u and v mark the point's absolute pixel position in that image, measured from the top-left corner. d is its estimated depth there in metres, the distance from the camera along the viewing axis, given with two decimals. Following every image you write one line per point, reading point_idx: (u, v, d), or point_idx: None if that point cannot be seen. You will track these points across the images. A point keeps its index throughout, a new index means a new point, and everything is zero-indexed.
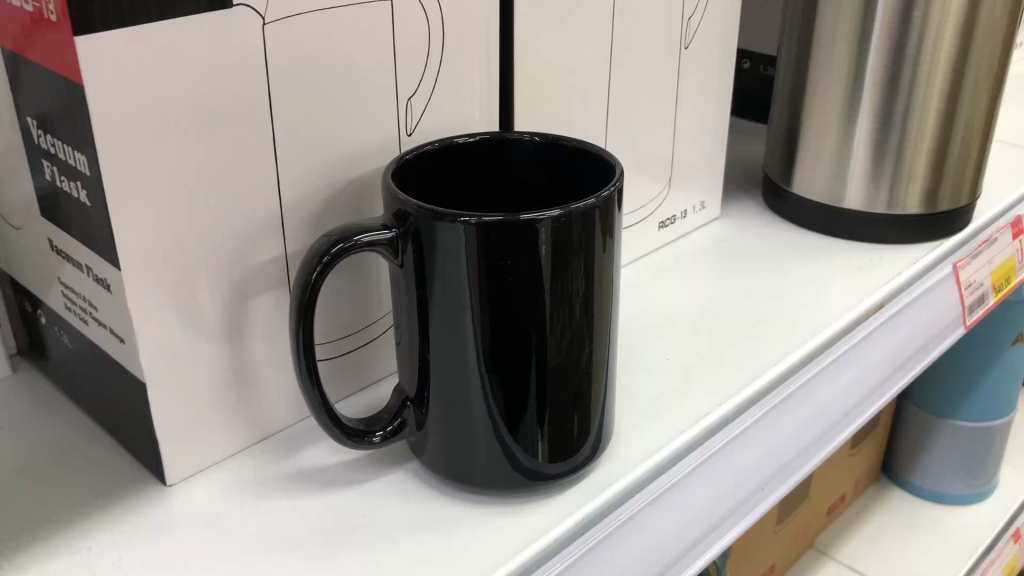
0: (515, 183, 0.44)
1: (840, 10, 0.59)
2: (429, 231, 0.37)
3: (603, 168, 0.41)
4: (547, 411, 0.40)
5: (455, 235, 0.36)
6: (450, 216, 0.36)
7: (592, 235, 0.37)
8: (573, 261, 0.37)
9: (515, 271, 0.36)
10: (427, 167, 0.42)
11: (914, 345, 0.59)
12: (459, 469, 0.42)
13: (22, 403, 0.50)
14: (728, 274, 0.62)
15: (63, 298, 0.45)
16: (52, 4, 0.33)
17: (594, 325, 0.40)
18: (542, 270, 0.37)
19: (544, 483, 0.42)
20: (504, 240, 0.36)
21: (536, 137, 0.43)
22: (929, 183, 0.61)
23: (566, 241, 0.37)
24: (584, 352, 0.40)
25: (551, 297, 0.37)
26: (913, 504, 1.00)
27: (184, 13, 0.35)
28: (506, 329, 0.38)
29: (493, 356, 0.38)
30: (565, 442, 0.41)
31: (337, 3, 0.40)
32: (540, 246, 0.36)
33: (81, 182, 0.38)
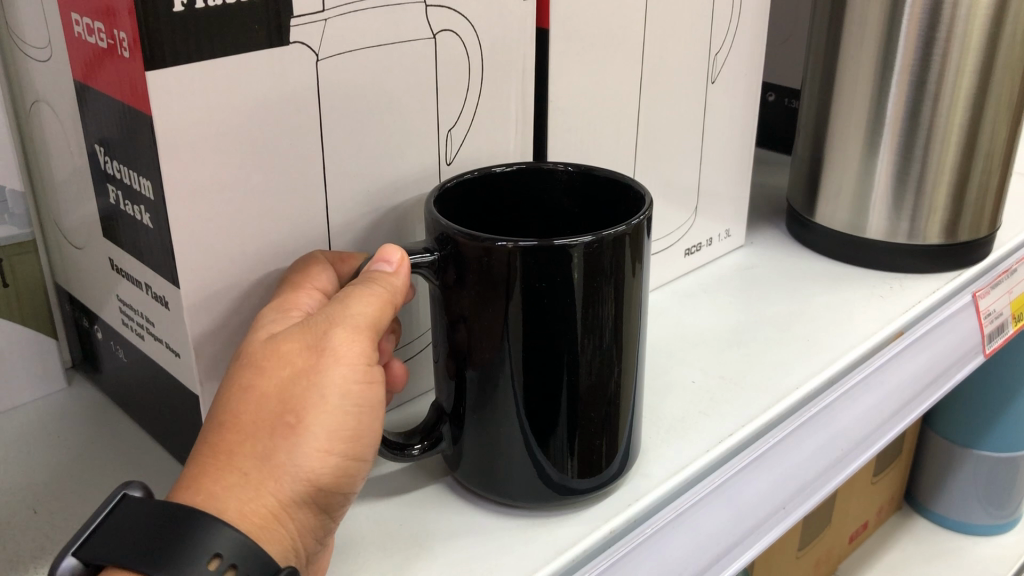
0: (550, 210, 0.46)
1: (863, 46, 0.61)
2: (468, 254, 0.39)
3: (634, 196, 0.43)
4: (579, 429, 0.42)
5: (492, 257, 0.38)
6: (489, 241, 0.38)
7: (622, 260, 0.40)
8: (604, 285, 0.39)
9: (549, 293, 0.39)
10: (465, 193, 0.44)
11: (937, 370, 0.60)
12: (493, 483, 0.44)
13: (76, 415, 0.53)
14: (752, 301, 0.64)
15: (121, 313, 0.47)
16: (125, 41, 0.36)
17: (624, 348, 0.42)
18: (575, 292, 0.39)
19: (573, 497, 0.43)
20: (540, 265, 0.38)
21: (569, 167, 0.45)
22: (950, 214, 0.63)
23: (598, 267, 0.39)
24: (614, 372, 0.42)
25: (583, 319, 0.40)
26: (938, 533, 1.00)
27: (246, 50, 0.38)
28: (539, 349, 0.40)
29: (526, 374, 0.40)
30: (593, 459, 0.43)
31: (385, 41, 0.42)
32: (574, 270, 0.38)
33: (143, 206, 0.40)
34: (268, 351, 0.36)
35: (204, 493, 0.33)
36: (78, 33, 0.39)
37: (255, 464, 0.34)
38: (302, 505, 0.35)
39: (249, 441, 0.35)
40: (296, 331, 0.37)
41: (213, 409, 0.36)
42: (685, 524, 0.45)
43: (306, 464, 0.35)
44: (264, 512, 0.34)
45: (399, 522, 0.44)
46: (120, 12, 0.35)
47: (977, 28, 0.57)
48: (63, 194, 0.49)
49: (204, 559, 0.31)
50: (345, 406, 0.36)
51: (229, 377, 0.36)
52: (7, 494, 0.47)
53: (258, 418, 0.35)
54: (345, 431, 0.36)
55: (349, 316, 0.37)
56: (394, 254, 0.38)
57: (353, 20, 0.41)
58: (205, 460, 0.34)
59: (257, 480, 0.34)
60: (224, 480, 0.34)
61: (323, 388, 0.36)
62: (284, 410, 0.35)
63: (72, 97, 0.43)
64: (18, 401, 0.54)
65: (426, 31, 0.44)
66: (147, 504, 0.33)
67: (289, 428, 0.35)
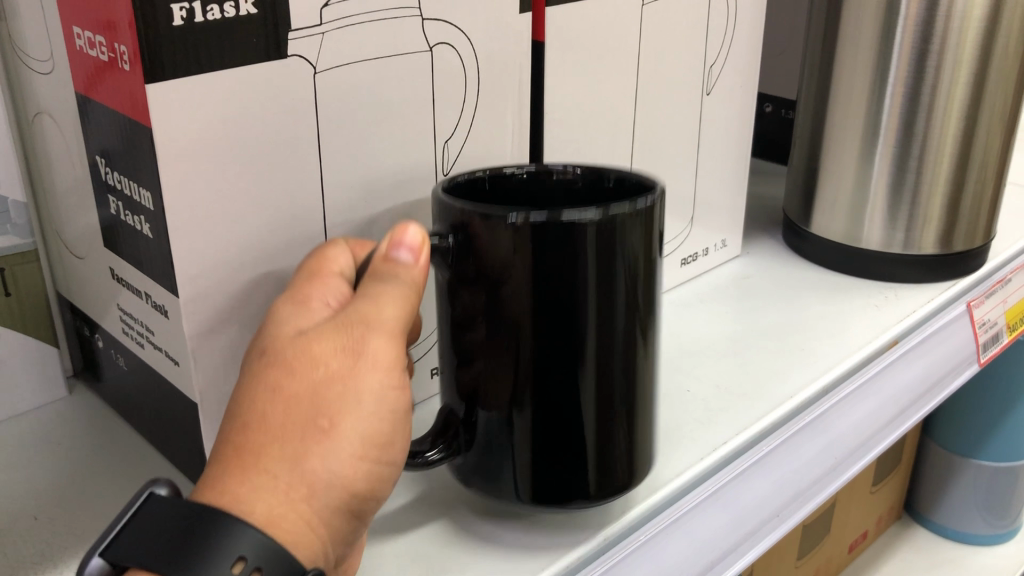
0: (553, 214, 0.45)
1: (858, 57, 0.61)
2: (478, 232, 0.37)
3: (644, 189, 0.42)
4: (593, 428, 0.40)
5: (503, 235, 0.37)
6: (499, 216, 0.36)
7: (634, 241, 0.38)
8: (616, 266, 0.37)
9: (561, 272, 0.37)
10: (473, 191, 0.43)
11: (931, 379, 0.61)
12: (502, 488, 0.42)
13: (77, 423, 0.54)
14: (749, 310, 0.64)
15: (121, 323, 0.48)
16: (125, 54, 0.36)
17: (638, 344, 0.40)
18: (587, 276, 0.37)
19: (588, 502, 0.41)
20: (551, 241, 0.36)
21: (579, 169, 0.44)
22: (945, 224, 0.63)
23: (611, 250, 0.37)
24: (628, 364, 0.40)
25: (596, 303, 0.38)
26: (937, 543, 1.00)
27: (245, 62, 0.38)
28: (553, 336, 0.38)
29: (540, 368, 0.38)
30: (610, 459, 0.41)
31: (382, 54, 0.43)
32: (585, 247, 0.37)
33: (143, 216, 0.41)
34: (297, 348, 0.35)
35: (229, 500, 0.31)
36: (79, 46, 0.40)
37: (287, 469, 0.32)
38: (331, 513, 0.33)
39: (280, 445, 0.32)
40: (329, 329, 0.35)
41: (237, 410, 0.34)
42: (679, 531, 0.45)
43: (338, 472, 0.33)
44: (294, 521, 0.32)
45: (396, 532, 0.45)
46: (121, 26, 0.36)
47: (970, 40, 0.57)
48: (64, 204, 0.49)
49: (228, 564, 0.30)
50: (379, 412, 0.35)
51: (254, 376, 0.34)
52: (8, 503, 0.47)
53: (289, 420, 0.33)
54: (378, 438, 0.35)
55: (379, 312, 0.36)
56: (413, 235, 0.37)
57: (350, 33, 0.41)
58: (230, 465, 0.32)
59: (288, 487, 0.32)
60: (253, 484, 0.32)
61: (360, 392, 0.34)
62: (318, 413, 0.33)
63: (74, 110, 0.43)
64: (19, 409, 0.55)
65: (422, 44, 0.44)
66: (170, 505, 0.32)
67: (322, 431, 0.33)
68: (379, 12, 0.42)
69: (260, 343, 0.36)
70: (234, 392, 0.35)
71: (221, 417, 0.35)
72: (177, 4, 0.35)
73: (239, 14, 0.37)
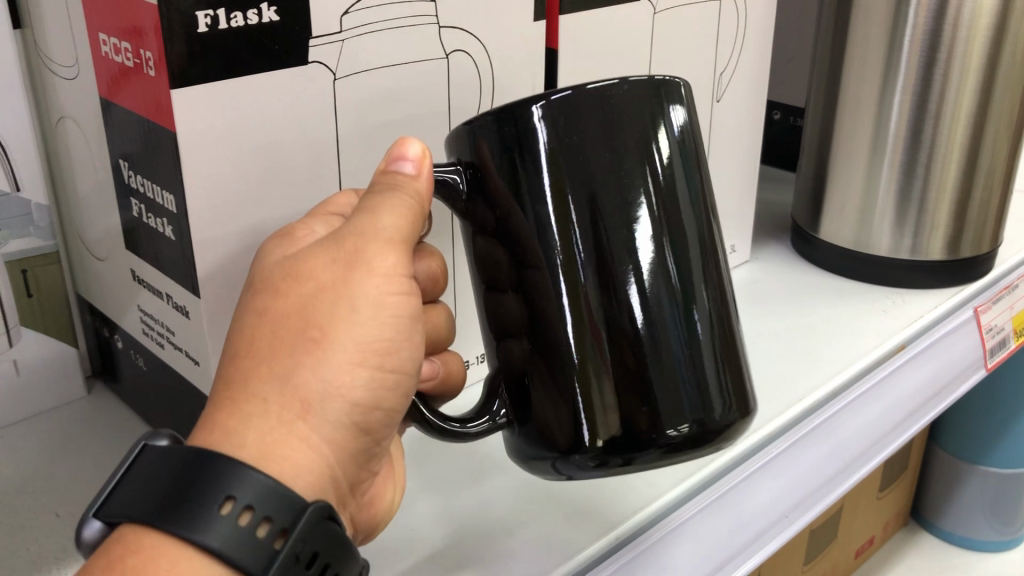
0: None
1: (866, 65, 0.62)
2: (501, 127, 0.35)
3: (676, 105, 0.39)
4: (669, 336, 0.35)
5: (529, 128, 0.34)
6: (520, 102, 0.34)
7: (663, 117, 0.35)
8: (651, 143, 0.35)
9: (591, 151, 0.34)
10: None
11: (937, 385, 0.62)
12: (577, 442, 0.37)
13: (96, 423, 0.55)
14: (758, 314, 0.65)
15: (141, 323, 0.49)
16: (151, 60, 0.37)
17: (692, 246, 0.36)
18: (621, 154, 0.34)
19: (666, 435, 0.36)
20: (575, 118, 0.34)
21: None
22: (952, 230, 0.64)
23: (645, 126, 0.35)
24: (686, 263, 0.36)
25: (638, 189, 0.35)
26: (943, 549, 1.01)
27: (268, 68, 0.39)
28: (595, 234, 0.34)
29: (598, 273, 0.35)
30: (684, 379, 0.36)
31: (399, 62, 0.44)
32: (614, 121, 0.34)
33: (165, 218, 0.42)
34: (286, 271, 0.36)
35: (219, 433, 0.32)
36: (104, 52, 0.41)
37: (278, 387, 0.33)
38: (328, 430, 0.34)
39: (269, 364, 0.33)
40: (320, 248, 0.36)
41: (228, 345, 0.35)
42: (687, 532, 0.45)
43: (332, 382, 0.34)
44: (291, 438, 0.33)
45: (411, 530, 0.46)
46: (147, 32, 0.36)
47: (977, 48, 0.58)
48: (86, 207, 0.50)
49: (217, 504, 0.30)
50: (377, 318, 0.35)
51: (246, 307, 0.36)
52: (29, 500, 0.48)
53: (276, 341, 0.34)
54: (376, 346, 0.36)
55: (371, 222, 0.36)
56: (414, 148, 0.37)
57: (369, 40, 0.42)
58: (223, 398, 0.33)
59: (278, 407, 0.33)
60: (245, 412, 0.33)
61: (351, 299, 0.35)
62: (307, 324, 0.34)
63: (97, 113, 0.44)
64: (38, 410, 0.55)
65: (439, 51, 0.45)
66: (161, 456, 0.32)
67: (313, 341, 0.34)
68: (397, 20, 0.43)
69: (255, 275, 0.37)
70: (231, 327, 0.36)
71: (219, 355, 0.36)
72: (203, 11, 0.36)
73: (262, 22, 0.38)
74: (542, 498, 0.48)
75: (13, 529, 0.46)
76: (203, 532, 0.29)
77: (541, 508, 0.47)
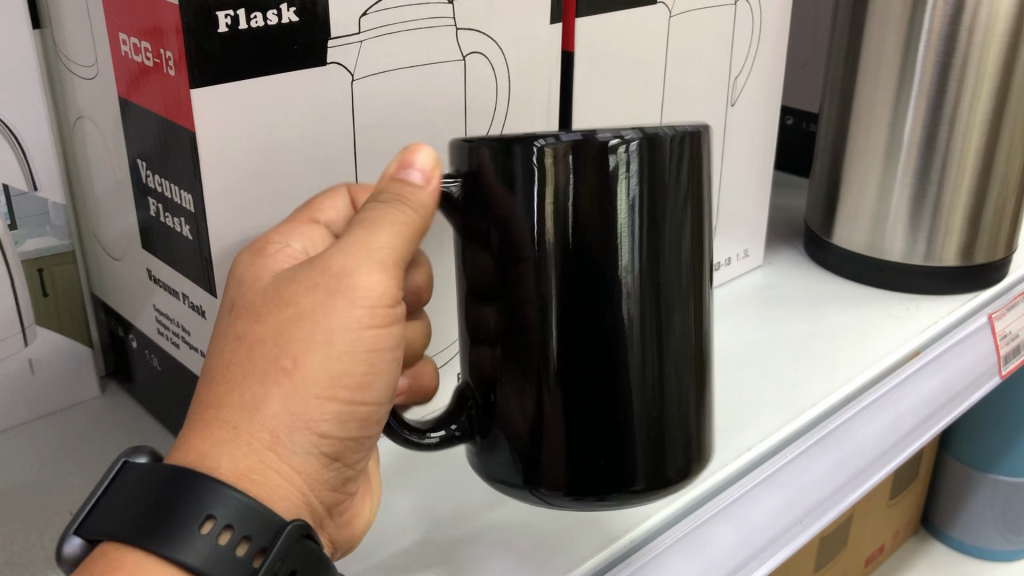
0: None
1: (881, 69, 0.62)
2: (505, 161, 0.33)
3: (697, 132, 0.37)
4: (645, 393, 0.35)
5: (532, 164, 0.32)
6: (526, 138, 0.32)
7: (677, 170, 0.34)
8: (657, 199, 0.33)
9: (595, 203, 0.32)
10: None
11: (951, 391, 0.61)
12: (534, 480, 0.37)
13: (110, 422, 0.55)
14: (770, 319, 0.65)
15: (157, 323, 0.49)
16: (171, 60, 0.37)
17: (680, 300, 0.35)
18: (624, 208, 0.33)
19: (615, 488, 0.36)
20: (577, 167, 0.32)
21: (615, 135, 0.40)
22: (965, 237, 0.64)
23: (649, 183, 0.33)
24: (669, 317, 0.35)
25: (635, 244, 0.33)
26: (953, 558, 1.00)
27: (288, 67, 0.39)
28: (581, 285, 0.33)
29: (583, 323, 0.34)
30: (645, 435, 0.35)
31: (417, 63, 0.44)
32: (624, 175, 0.32)
33: (183, 218, 0.42)
34: (270, 293, 0.35)
35: (194, 455, 0.33)
36: (124, 52, 0.41)
37: (246, 416, 0.33)
38: (298, 460, 0.34)
39: (239, 390, 0.33)
40: (303, 269, 0.35)
41: (209, 364, 0.35)
42: (704, 535, 0.45)
43: (302, 414, 0.34)
44: (258, 469, 0.33)
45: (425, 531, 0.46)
46: (168, 33, 0.37)
47: (992, 54, 0.58)
48: (103, 206, 0.50)
49: (198, 523, 0.30)
50: (354, 350, 0.35)
51: (229, 326, 0.35)
52: (41, 499, 0.48)
53: (251, 366, 0.34)
54: (351, 379, 0.35)
55: (362, 239, 0.35)
56: (423, 159, 0.36)
57: (387, 42, 0.42)
58: (199, 418, 0.33)
59: (246, 437, 0.33)
60: (214, 439, 0.33)
61: (328, 331, 0.34)
62: (282, 352, 0.34)
63: (116, 113, 0.45)
64: (53, 408, 0.56)
65: (455, 53, 0.45)
66: (141, 473, 0.32)
67: (285, 370, 0.33)
68: (414, 22, 0.43)
69: (236, 286, 0.37)
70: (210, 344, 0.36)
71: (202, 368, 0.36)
72: (223, 12, 0.36)
73: (281, 23, 0.38)
74: None
75: (25, 528, 0.46)
76: (181, 550, 0.30)
77: (553, 513, 0.47)
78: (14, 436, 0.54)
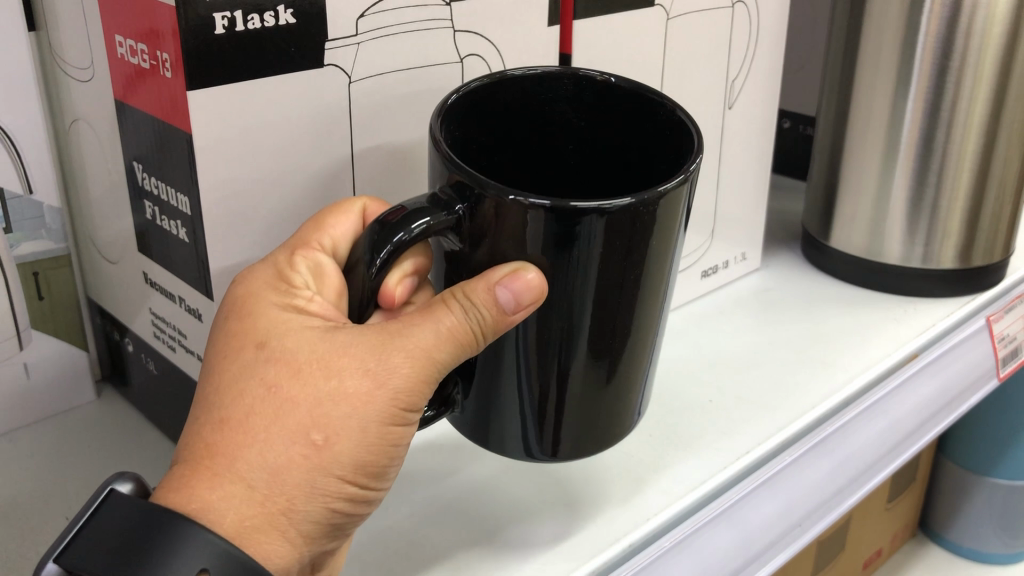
0: (560, 129, 0.42)
1: (879, 71, 0.62)
2: (490, 209, 0.33)
3: (687, 139, 0.38)
4: (589, 412, 0.38)
5: (506, 214, 0.32)
6: (495, 192, 0.32)
7: (658, 224, 0.34)
8: (635, 252, 0.34)
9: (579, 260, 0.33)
10: (482, 99, 0.39)
11: (949, 394, 0.61)
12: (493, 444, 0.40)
13: (107, 426, 0.54)
14: (769, 323, 0.65)
15: (153, 326, 0.49)
16: (168, 61, 0.37)
17: (643, 323, 0.37)
18: (602, 263, 0.33)
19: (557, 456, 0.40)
20: (555, 229, 0.32)
21: (611, 78, 0.40)
22: (964, 239, 0.64)
23: (621, 243, 0.33)
24: (631, 337, 0.37)
25: (608, 288, 0.34)
26: (952, 562, 1.00)
27: (285, 69, 0.39)
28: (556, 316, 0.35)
29: (540, 354, 0.36)
30: (591, 421, 0.39)
31: (414, 65, 0.44)
32: (602, 239, 0.33)
33: (181, 221, 0.42)
34: (306, 357, 0.34)
35: (198, 504, 0.32)
36: (121, 53, 0.41)
37: (265, 477, 0.32)
38: (303, 527, 0.33)
39: (261, 448, 0.32)
40: (344, 341, 0.34)
41: (220, 400, 0.34)
42: (704, 538, 0.45)
43: (319, 487, 0.33)
44: (266, 528, 0.32)
45: (421, 534, 0.45)
46: (164, 34, 0.36)
47: (989, 56, 0.58)
48: (99, 209, 0.50)
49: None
50: (378, 439, 0.34)
51: (252, 365, 0.34)
52: (37, 505, 0.48)
53: (277, 426, 0.33)
54: (369, 467, 0.34)
55: (419, 334, 0.34)
56: (526, 283, 0.33)
57: (384, 44, 0.42)
58: (206, 461, 0.32)
59: (259, 496, 0.32)
60: (222, 488, 0.32)
61: (361, 421, 0.33)
62: (315, 426, 0.33)
63: (112, 115, 0.44)
64: (48, 413, 0.55)
65: (453, 55, 0.45)
66: (129, 506, 0.32)
67: (314, 445, 0.33)
68: (411, 24, 0.43)
69: (255, 328, 0.35)
70: (217, 368, 0.35)
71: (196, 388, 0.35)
72: (221, 13, 0.36)
73: (279, 24, 0.38)
74: (556, 491, 0.48)
75: (19, 535, 0.46)
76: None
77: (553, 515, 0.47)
78: (9, 442, 0.53)
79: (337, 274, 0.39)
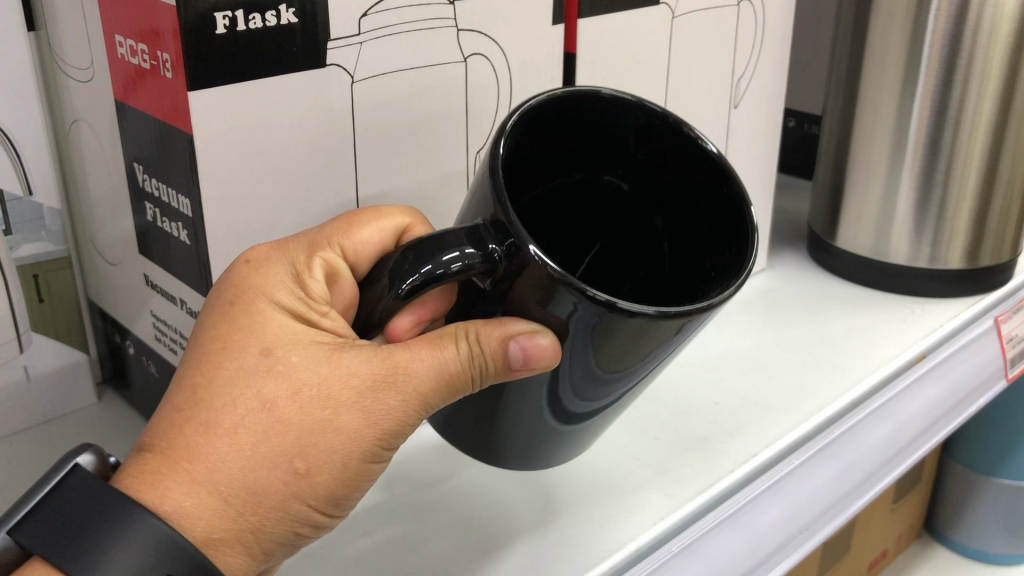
0: (615, 150, 0.41)
1: (885, 69, 0.61)
2: (518, 258, 0.31)
3: (742, 241, 0.37)
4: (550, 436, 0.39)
5: (524, 265, 0.31)
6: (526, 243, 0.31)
7: (668, 336, 0.32)
8: (634, 348, 0.32)
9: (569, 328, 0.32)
10: (556, 110, 0.37)
11: (957, 397, 0.60)
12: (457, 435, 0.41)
13: (106, 428, 0.54)
14: (774, 325, 0.64)
15: (154, 329, 0.48)
16: (167, 60, 0.36)
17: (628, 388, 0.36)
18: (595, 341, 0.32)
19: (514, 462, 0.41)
20: (555, 295, 0.31)
21: (712, 146, 0.39)
22: (971, 239, 0.63)
23: (620, 337, 0.31)
24: (611, 396, 0.36)
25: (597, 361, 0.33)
26: (959, 563, 0.99)
27: (286, 69, 0.38)
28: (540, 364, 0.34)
29: (536, 386, 0.36)
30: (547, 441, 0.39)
31: (416, 65, 0.44)
32: (600, 326, 0.31)
33: (181, 223, 0.41)
34: (306, 378, 0.33)
35: (170, 506, 0.32)
36: (121, 53, 0.40)
37: (241, 495, 0.32)
38: (265, 544, 0.34)
39: (244, 467, 0.32)
40: (345, 366, 0.34)
41: (211, 401, 0.33)
42: (712, 542, 0.44)
43: (289, 511, 0.34)
44: (231, 539, 0.33)
45: (423, 536, 0.45)
46: (164, 33, 0.36)
47: (997, 55, 0.57)
48: (100, 211, 0.50)
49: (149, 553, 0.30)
50: (354, 471, 0.34)
51: (253, 373, 0.33)
52: None
53: (264, 448, 0.32)
54: (338, 496, 0.35)
55: (421, 372, 0.34)
56: (540, 348, 0.32)
57: (386, 43, 0.42)
58: (185, 462, 0.32)
59: (232, 513, 0.32)
60: (196, 498, 0.32)
61: (343, 456, 0.34)
62: (301, 454, 0.33)
63: (112, 115, 0.44)
64: (48, 415, 0.55)
65: (455, 54, 0.45)
66: (93, 481, 0.32)
67: (295, 473, 0.33)
68: (414, 23, 0.42)
69: (259, 332, 0.35)
70: (210, 361, 0.34)
71: (177, 373, 0.35)
72: (221, 13, 0.35)
73: (279, 24, 0.37)
74: (560, 492, 0.48)
75: None
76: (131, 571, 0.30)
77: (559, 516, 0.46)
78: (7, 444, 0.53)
79: (352, 287, 0.39)
